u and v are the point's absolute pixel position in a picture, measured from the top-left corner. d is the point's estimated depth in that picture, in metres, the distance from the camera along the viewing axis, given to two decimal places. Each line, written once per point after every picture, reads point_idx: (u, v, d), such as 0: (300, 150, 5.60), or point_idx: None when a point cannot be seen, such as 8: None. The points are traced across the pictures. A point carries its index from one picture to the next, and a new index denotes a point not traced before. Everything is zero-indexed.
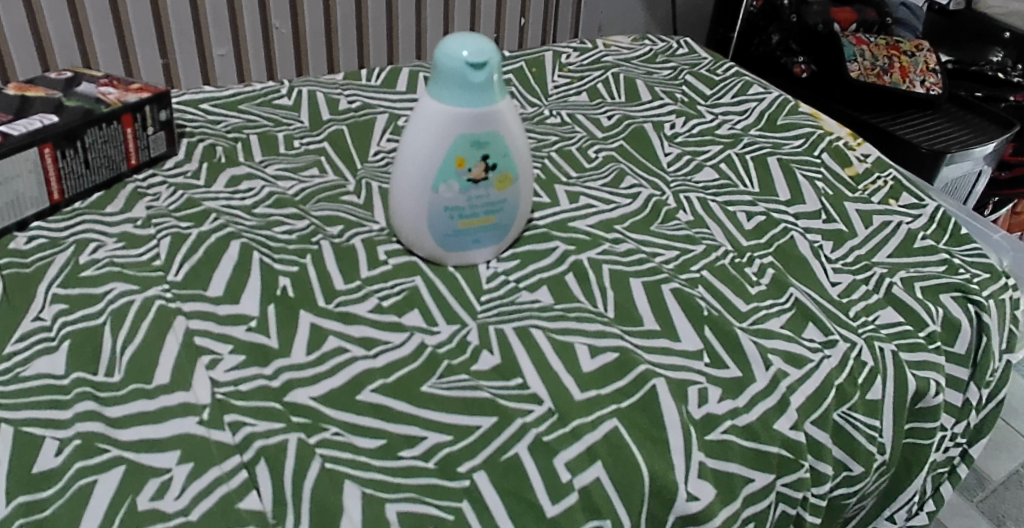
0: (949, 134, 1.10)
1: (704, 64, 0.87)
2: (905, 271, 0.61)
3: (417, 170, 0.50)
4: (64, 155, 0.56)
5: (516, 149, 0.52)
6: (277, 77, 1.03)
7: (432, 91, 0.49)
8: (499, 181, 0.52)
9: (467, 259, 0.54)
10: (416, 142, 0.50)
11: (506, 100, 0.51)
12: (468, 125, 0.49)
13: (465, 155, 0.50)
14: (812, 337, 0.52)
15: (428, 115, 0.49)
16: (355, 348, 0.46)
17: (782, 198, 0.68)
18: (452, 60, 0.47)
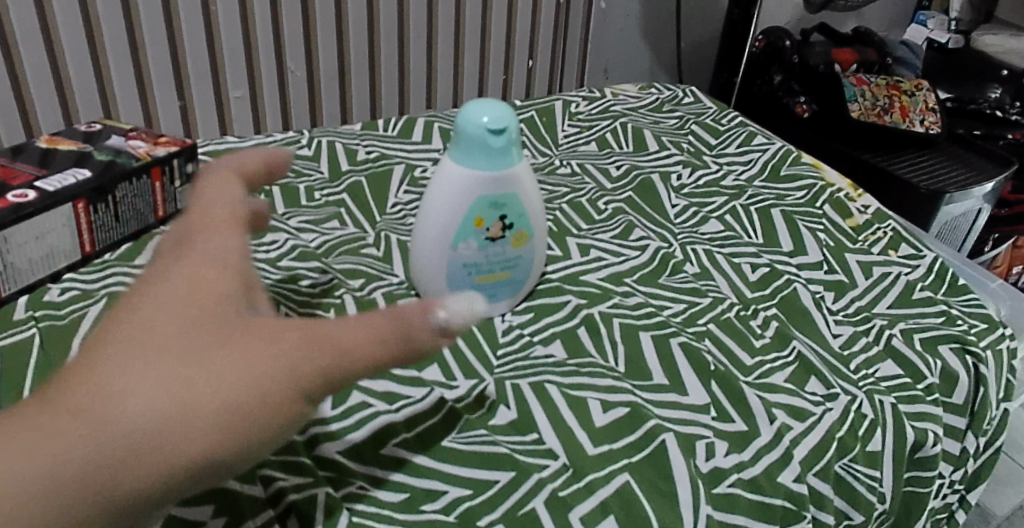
0: (949, 173, 1.13)
1: (709, 114, 0.90)
2: (904, 323, 0.64)
3: (438, 229, 0.53)
4: (97, 209, 0.59)
5: (531, 208, 0.54)
6: (292, 123, 1.06)
7: (453, 154, 0.52)
8: (516, 238, 0.54)
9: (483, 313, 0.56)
10: (438, 202, 0.52)
11: (523, 162, 0.53)
12: (487, 187, 0.52)
13: (484, 215, 0.52)
14: (814, 391, 0.55)
15: (450, 177, 0.52)
16: (378, 402, 0.49)
17: (785, 249, 0.70)
18: (473, 126, 0.50)
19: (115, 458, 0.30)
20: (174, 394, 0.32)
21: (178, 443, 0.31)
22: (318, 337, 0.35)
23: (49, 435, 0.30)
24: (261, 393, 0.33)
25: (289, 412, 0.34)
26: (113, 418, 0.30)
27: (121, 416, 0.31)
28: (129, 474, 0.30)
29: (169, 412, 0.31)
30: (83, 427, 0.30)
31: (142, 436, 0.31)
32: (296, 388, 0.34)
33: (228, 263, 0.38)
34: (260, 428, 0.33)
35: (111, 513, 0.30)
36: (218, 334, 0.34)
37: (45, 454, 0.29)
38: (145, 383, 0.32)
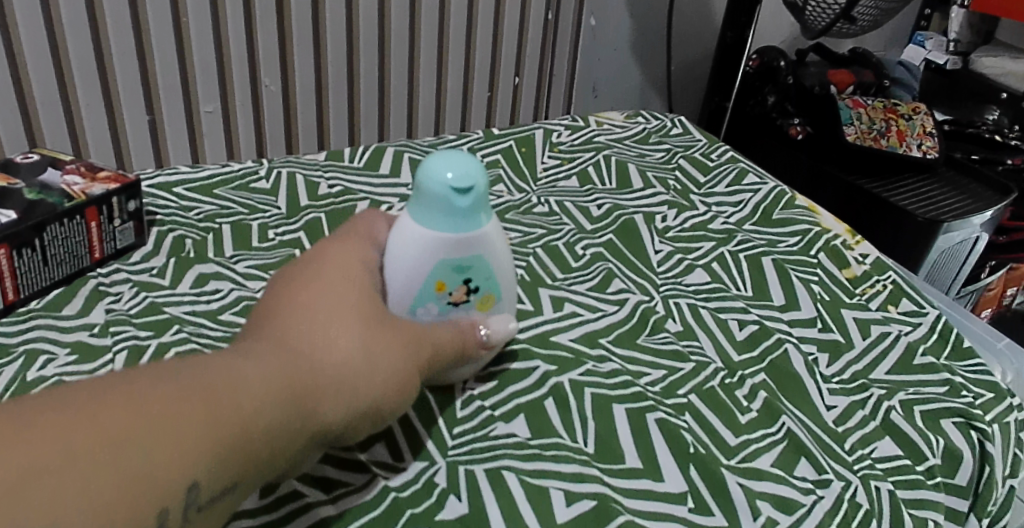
0: (947, 201, 1.06)
1: (698, 147, 0.85)
2: (904, 392, 0.58)
3: (395, 295, 0.47)
4: (21, 254, 0.54)
5: (502, 271, 0.48)
6: (267, 151, 1.00)
7: (414, 214, 0.47)
8: (482, 303, 0.49)
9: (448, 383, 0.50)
10: (396, 263, 0.47)
11: (492, 222, 0.48)
12: (451, 250, 0.46)
13: (445, 279, 0.47)
14: (804, 476, 0.49)
15: (409, 236, 0.46)
16: (312, 492, 0.43)
17: (776, 303, 0.65)
18: (435, 182, 0.45)
19: (306, 387, 0.35)
20: (346, 349, 0.38)
21: (347, 385, 0.37)
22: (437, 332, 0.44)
23: (254, 363, 0.35)
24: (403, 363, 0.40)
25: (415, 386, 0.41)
26: (305, 359, 0.37)
27: (310, 359, 0.37)
28: (315, 400, 0.36)
29: (343, 360, 0.38)
30: (286, 360, 0.36)
31: (327, 375, 0.37)
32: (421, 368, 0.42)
33: (369, 266, 0.46)
34: (397, 394, 0.40)
35: (298, 433, 0.34)
36: (376, 312, 0.42)
37: (254, 373, 0.34)
38: (325, 339, 0.38)
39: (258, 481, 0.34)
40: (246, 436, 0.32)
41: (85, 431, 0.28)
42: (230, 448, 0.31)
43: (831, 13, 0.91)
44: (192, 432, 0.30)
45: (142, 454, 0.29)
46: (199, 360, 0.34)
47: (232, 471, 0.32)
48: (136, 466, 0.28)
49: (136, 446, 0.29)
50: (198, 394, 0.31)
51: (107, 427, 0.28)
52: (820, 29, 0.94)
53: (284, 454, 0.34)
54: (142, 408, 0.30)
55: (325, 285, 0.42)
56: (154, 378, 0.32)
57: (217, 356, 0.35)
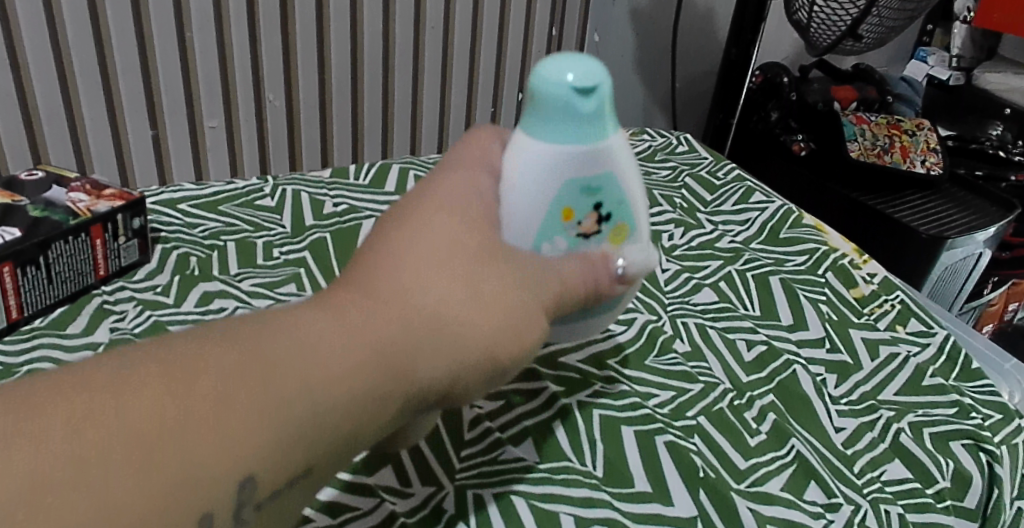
0: (951, 217, 1.05)
1: (705, 164, 0.85)
2: (913, 414, 0.58)
3: (521, 225, 0.42)
4: (25, 272, 0.54)
5: (631, 194, 0.45)
6: (270, 167, 1.00)
7: (534, 131, 0.43)
8: (615, 235, 0.44)
9: (578, 330, 0.46)
10: (520, 189, 0.43)
11: (616, 135, 0.44)
12: (579, 165, 0.43)
13: (574, 204, 0.43)
14: (813, 500, 0.49)
15: (531, 155, 0.43)
16: (320, 516, 0.43)
17: (784, 322, 0.64)
18: (557, 87, 0.41)
19: (393, 346, 0.33)
20: (449, 290, 0.35)
21: (445, 333, 0.34)
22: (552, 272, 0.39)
23: (337, 324, 0.32)
24: (511, 304, 0.37)
25: (533, 326, 0.37)
26: (398, 306, 0.34)
27: (402, 304, 0.34)
28: (408, 359, 0.33)
29: (443, 303, 0.35)
30: (376, 309, 0.33)
31: (422, 325, 0.34)
32: (537, 305, 0.38)
33: (482, 197, 0.42)
34: (508, 340, 0.36)
35: (381, 404, 0.32)
36: (486, 253, 0.38)
37: (334, 338, 0.32)
38: (427, 285, 0.35)
39: (335, 461, 0.32)
40: (315, 418, 0.30)
41: (134, 424, 0.26)
42: (291, 435, 0.29)
43: (837, 30, 0.91)
44: (249, 424, 0.28)
45: (192, 453, 0.26)
46: (279, 320, 0.32)
47: (296, 461, 0.30)
48: (186, 468, 0.26)
49: (187, 444, 0.26)
50: (262, 374, 0.29)
51: (154, 423, 0.26)
52: (826, 46, 0.94)
53: (361, 436, 0.32)
54: (195, 396, 0.27)
55: (425, 219, 0.38)
56: (217, 352, 0.29)
57: (302, 314, 0.33)
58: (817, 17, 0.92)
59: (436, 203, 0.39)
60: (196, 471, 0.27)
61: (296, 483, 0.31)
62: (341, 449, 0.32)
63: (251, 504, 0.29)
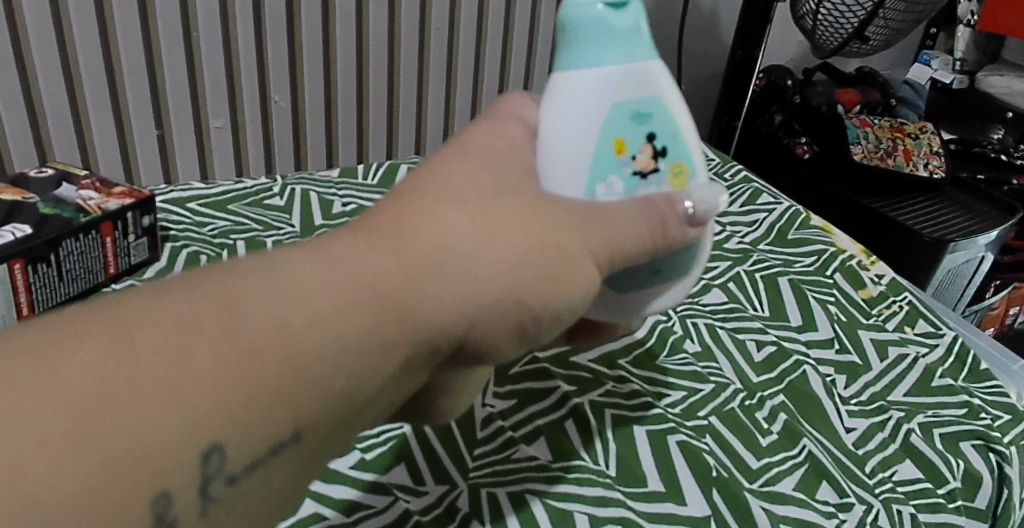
0: (954, 220, 1.05)
1: (712, 166, 0.85)
2: (923, 415, 0.58)
3: (567, 167, 0.37)
4: (37, 269, 0.54)
5: (685, 129, 0.40)
6: (275, 168, 1.00)
7: (568, 66, 0.38)
8: (674, 175, 0.39)
9: (641, 299, 0.41)
10: (562, 128, 0.38)
11: (660, 62, 0.39)
12: (626, 90, 0.37)
13: (626, 136, 0.38)
14: (826, 500, 0.49)
15: (569, 89, 0.38)
16: (333, 514, 0.43)
17: (793, 323, 0.65)
18: (585, 8, 0.37)
19: (392, 287, 0.29)
20: (472, 233, 0.32)
21: (465, 272, 0.31)
22: (593, 209, 0.35)
23: (322, 263, 0.29)
24: (545, 241, 0.33)
25: (574, 268, 0.34)
26: (410, 241, 0.31)
27: (416, 237, 0.31)
28: (413, 301, 0.30)
29: (463, 238, 0.32)
30: (383, 244, 0.30)
31: (431, 263, 0.31)
32: (580, 245, 0.34)
33: (515, 142, 0.38)
34: (540, 280, 0.33)
35: (377, 356, 0.29)
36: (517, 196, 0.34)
37: (317, 278, 0.28)
38: (452, 229, 0.32)
39: (332, 422, 0.29)
40: (289, 373, 0.26)
41: (63, 385, 0.22)
42: (262, 394, 0.26)
43: (844, 33, 0.92)
44: (204, 383, 0.24)
45: (135, 418, 0.23)
46: (253, 262, 0.28)
47: (277, 423, 0.27)
48: (129, 435, 0.23)
49: (127, 406, 0.23)
50: (222, 324, 0.25)
51: (89, 383, 0.22)
52: (833, 49, 0.95)
53: (359, 394, 0.29)
54: (139, 351, 0.23)
55: (447, 170, 0.35)
56: (169, 301, 0.25)
57: (284, 253, 0.29)
58: (823, 21, 0.92)
59: (460, 156, 0.36)
60: (142, 438, 0.23)
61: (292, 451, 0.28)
62: (335, 407, 0.28)
63: (224, 476, 0.26)
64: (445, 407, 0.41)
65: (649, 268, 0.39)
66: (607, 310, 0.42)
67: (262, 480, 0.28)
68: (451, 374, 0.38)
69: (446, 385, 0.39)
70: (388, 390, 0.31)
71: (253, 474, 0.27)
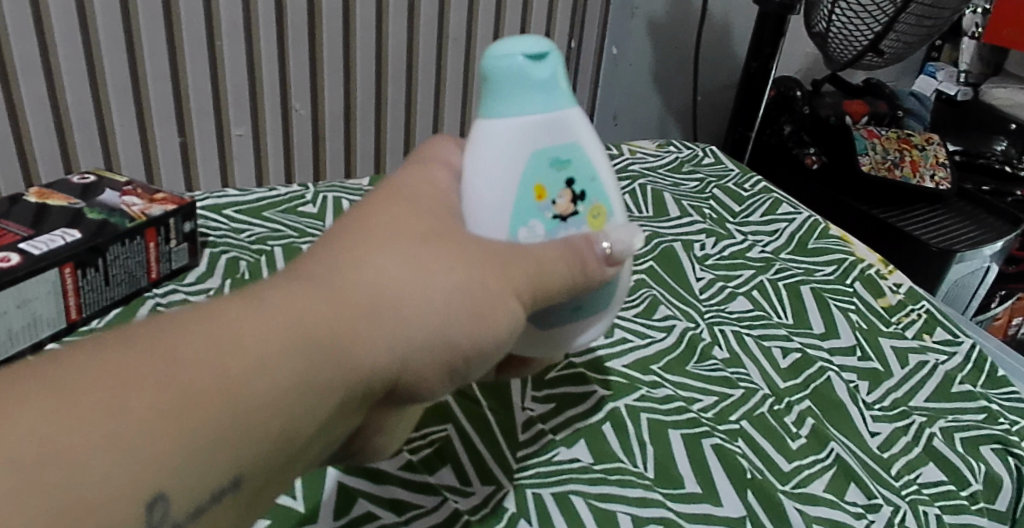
0: (960, 229, 1.07)
1: (731, 177, 0.87)
2: (944, 419, 0.59)
3: (491, 211, 0.40)
4: (86, 273, 0.55)
5: (601, 172, 0.43)
6: (294, 178, 1.01)
7: (489, 116, 0.41)
8: (593, 216, 0.42)
9: (570, 336, 0.44)
10: (484, 175, 0.41)
11: (576, 109, 0.43)
12: (543, 140, 0.41)
13: (544, 182, 0.41)
14: (854, 501, 0.50)
15: (491, 138, 0.41)
16: (385, 513, 0.44)
17: (816, 330, 0.66)
18: (504, 62, 0.39)
19: (332, 331, 0.31)
20: (393, 277, 0.33)
21: (400, 316, 0.33)
22: (519, 249, 0.37)
23: (262, 309, 0.30)
24: (472, 281, 0.35)
25: (502, 306, 0.36)
26: (341, 285, 0.32)
27: (349, 282, 0.33)
28: (350, 343, 0.31)
29: (393, 280, 0.33)
30: (318, 289, 0.32)
31: (368, 307, 0.32)
32: (505, 284, 0.36)
33: (439, 188, 0.40)
34: (468, 320, 0.35)
35: (319, 398, 0.30)
36: (440, 239, 0.36)
37: (258, 325, 0.29)
38: (375, 273, 0.33)
39: (268, 468, 0.30)
40: (235, 419, 0.27)
41: None
42: (207, 443, 0.27)
43: (858, 45, 0.93)
44: (149, 432, 0.25)
45: (80, 472, 0.24)
46: (201, 308, 0.29)
47: (218, 470, 0.28)
48: (77, 487, 0.23)
49: (71, 459, 0.24)
50: (164, 376, 0.26)
51: (33, 439, 0.23)
52: (847, 61, 0.96)
53: (298, 436, 0.30)
54: (83, 406, 0.24)
55: (372, 217, 0.36)
56: (115, 354, 0.26)
57: (223, 302, 0.30)
58: (836, 35, 0.95)
59: (381, 204, 0.37)
60: (91, 490, 0.24)
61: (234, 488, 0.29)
62: None
63: (169, 522, 0.27)
64: (381, 443, 0.41)
65: (572, 306, 0.42)
66: (534, 346, 0.44)
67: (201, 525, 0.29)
68: (384, 410, 0.37)
69: (382, 419, 0.38)
70: (323, 432, 0.32)
71: (196, 518, 0.28)
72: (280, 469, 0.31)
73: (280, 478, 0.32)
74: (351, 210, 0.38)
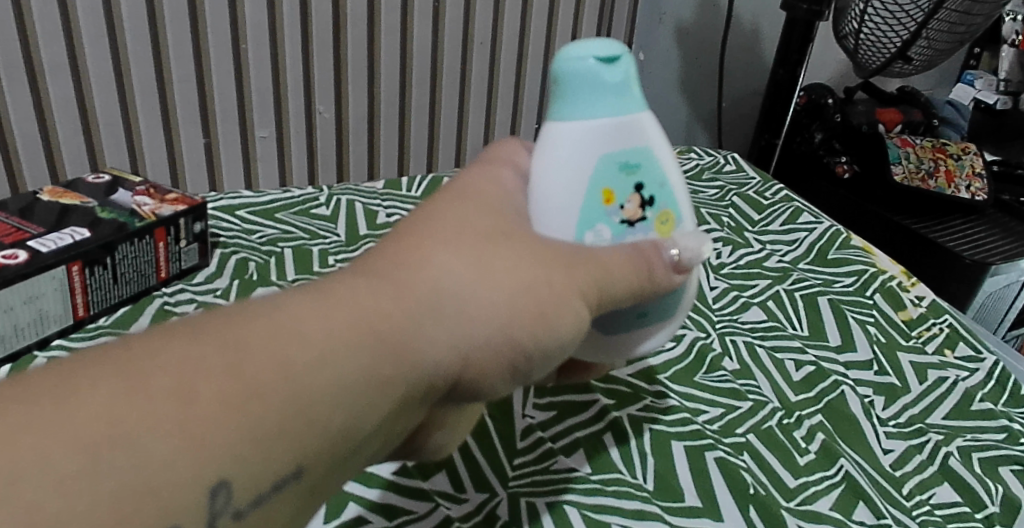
0: (995, 242, 1.03)
1: (752, 185, 0.85)
2: (962, 439, 0.57)
3: (558, 213, 0.40)
4: (93, 271, 0.56)
5: (671, 178, 0.42)
6: (317, 180, 1.02)
7: (559, 119, 0.40)
8: (661, 223, 0.41)
9: (630, 343, 0.43)
10: (552, 177, 0.40)
11: (648, 114, 0.42)
12: (614, 144, 0.40)
13: (613, 186, 0.40)
14: (863, 520, 0.49)
15: (560, 140, 0.40)
16: (375, 517, 0.44)
17: (832, 343, 0.64)
18: (578, 63, 0.39)
19: (392, 326, 0.30)
20: (463, 277, 0.33)
21: (461, 311, 0.32)
22: (587, 251, 0.36)
23: (324, 305, 0.29)
24: (539, 282, 0.34)
25: (569, 306, 0.35)
26: (407, 280, 0.31)
27: (414, 278, 0.32)
28: (410, 341, 0.30)
29: (459, 279, 0.32)
30: (383, 284, 0.31)
31: (426, 302, 0.31)
32: (573, 285, 0.35)
33: (507, 189, 0.40)
34: (531, 321, 0.34)
35: (378, 394, 0.29)
36: (509, 239, 0.35)
37: (314, 320, 0.28)
38: (444, 271, 0.32)
39: (331, 460, 0.29)
40: (292, 412, 0.27)
41: (54, 425, 0.22)
42: (266, 431, 0.26)
43: (887, 52, 0.91)
44: (213, 419, 0.25)
45: (144, 456, 0.23)
46: (261, 303, 0.29)
47: (278, 460, 0.27)
48: (141, 471, 0.23)
49: (135, 442, 0.23)
50: (225, 365, 0.25)
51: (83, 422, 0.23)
52: (875, 68, 0.94)
53: (357, 430, 0.29)
54: (147, 387, 0.24)
55: (443, 217, 0.36)
56: (163, 342, 0.26)
57: (288, 295, 0.29)
58: (866, 40, 0.92)
59: (450, 203, 0.37)
60: (156, 475, 0.23)
61: (289, 484, 0.28)
62: (337, 443, 0.29)
63: (231, 512, 0.26)
64: (441, 440, 0.39)
65: (636, 312, 0.41)
66: (595, 352, 0.43)
67: (262, 518, 0.28)
68: (451, 405, 0.36)
69: (445, 415, 0.37)
70: (385, 427, 0.31)
71: (258, 508, 0.28)
72: (328, 476, 0.30)
73: (342, 471, 0.31)
74: (421, 208, 0.37)
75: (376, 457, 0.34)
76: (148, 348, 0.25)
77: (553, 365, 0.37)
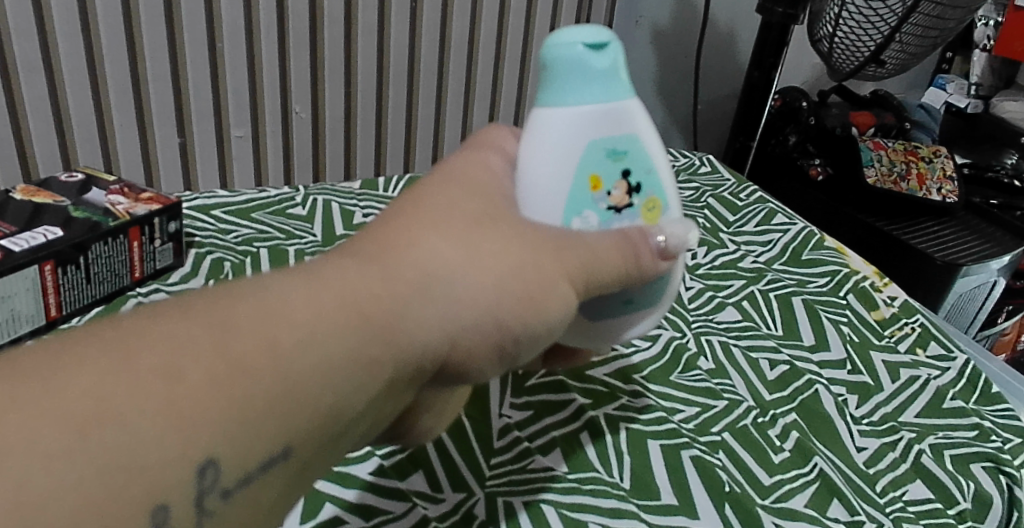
0: (966, 244, 1.05)
1: (727, 187, 0.86)
2: (934, 436, 0.58)
3: (545, 198, 0.40)
4: (66, 271, 0.55)
5: (658, 165, 0.42)
6: (293, 180, 1.01)
7: (547, 104, 0.40)
8: (648, 209, 0.41)
9: (617, 329, 0.43)
10: (540, 162, 0.40)
11: (636, 101, 0.42)
12: (602, 130, 0.40)
13: (601, 172, 0.40)
14: (836, 517, 0.49)
15: (547, 125, 0.40)
16: (353, 517, 0.44)
17: (806, 342, 0.65)
18: (566, 49, 0.39)
19: (382, 308, 0.30)
20: (451, 259, 0.33)
21: (450, 293, 0.32)
22: (573, 235, 0.37)
23: (313, 286, 0.29)
24: (525, 265, 0.34)
25: (555, 290, 0.35)
26: (395, 263, 0.32)
27: (403, 261, 0.32)
28: (398, 321, 0.30)
29: (447, 263, 0.32)
30: (371, 268, 0.31)
31: (416, 283, 0.31)
32: (559, 268, 0.35)
33: (495, 174, 0.40)
34: (518, 302, 0.34)
35: (366, 374, 0.29)
36: (496, 222, 0.36)
37: (304, 299, 0.28)
38: (432, 253, 0.32)
39: (319, 440, 0.29)
40: (280, 393, 0.26)
41: (41, 401, 0.22)
42: (257, 407, 0.26)
43: (860, 57, 0.92)
44: (203, 399, 0.24)
45: (135, 433, 0.23)
46: (250, 283, 0.28)
47: (267, 439, 0.27)
48: (129, 449, 0.23)
49: (126, 420, 0.23)
50: (215, 341, 0.25)
51: (71, 396, 0.22)
52: (850, 71, 0.95)
53: (346, 409, 0.29)
54: (137, 365, 0.24)
55: (431, 200, 0.36)
56: (150, 321, 0.25)
57: (276, 278, 0.29)
58: (840, 45, 0.94)
59: (438, 188, 0.37)
60: (145, 451, 0.23)
61: (278, 464, 0.28)
62: (324, 425, 0.29)
63: (219, 491, 0.26)
64: (430, 425, 0.40)
65: (623, 299, 0.42)
66: (583, 337, 0.43)
67: (250, 498, 0.28)
68: (438, 387, 0.36)
69: (433, 398, 0.38)
70: (373, 407, 0.31)
71: (247, 486, 0.27)
72: (314, 458, 0.30)
73: (328, 455, 0.31)
74: (409, 191, 0.37)
75: (360, 442, 0.33)
76: (135, 328, 0.25)
77: (540, 349, 0.38)
